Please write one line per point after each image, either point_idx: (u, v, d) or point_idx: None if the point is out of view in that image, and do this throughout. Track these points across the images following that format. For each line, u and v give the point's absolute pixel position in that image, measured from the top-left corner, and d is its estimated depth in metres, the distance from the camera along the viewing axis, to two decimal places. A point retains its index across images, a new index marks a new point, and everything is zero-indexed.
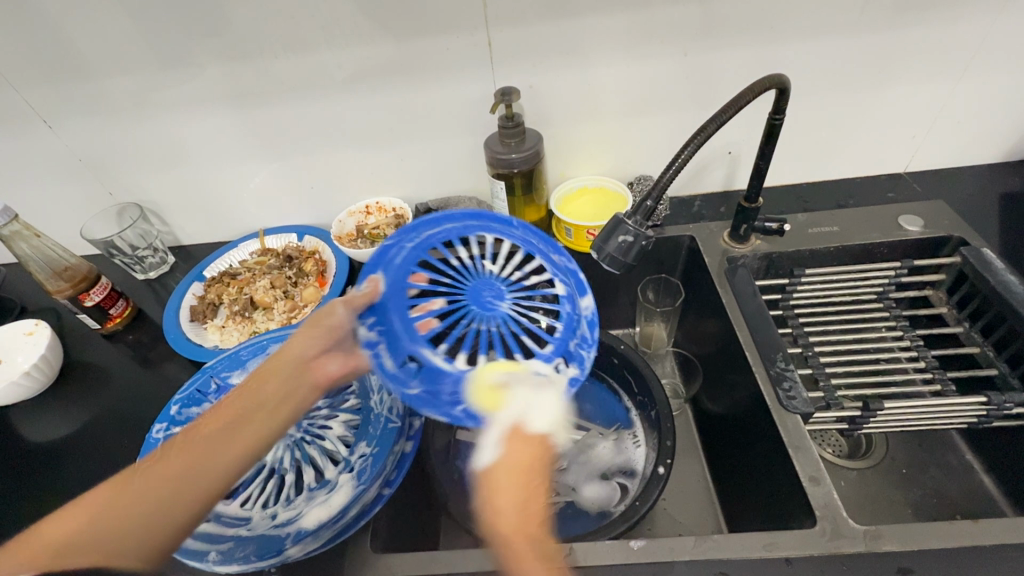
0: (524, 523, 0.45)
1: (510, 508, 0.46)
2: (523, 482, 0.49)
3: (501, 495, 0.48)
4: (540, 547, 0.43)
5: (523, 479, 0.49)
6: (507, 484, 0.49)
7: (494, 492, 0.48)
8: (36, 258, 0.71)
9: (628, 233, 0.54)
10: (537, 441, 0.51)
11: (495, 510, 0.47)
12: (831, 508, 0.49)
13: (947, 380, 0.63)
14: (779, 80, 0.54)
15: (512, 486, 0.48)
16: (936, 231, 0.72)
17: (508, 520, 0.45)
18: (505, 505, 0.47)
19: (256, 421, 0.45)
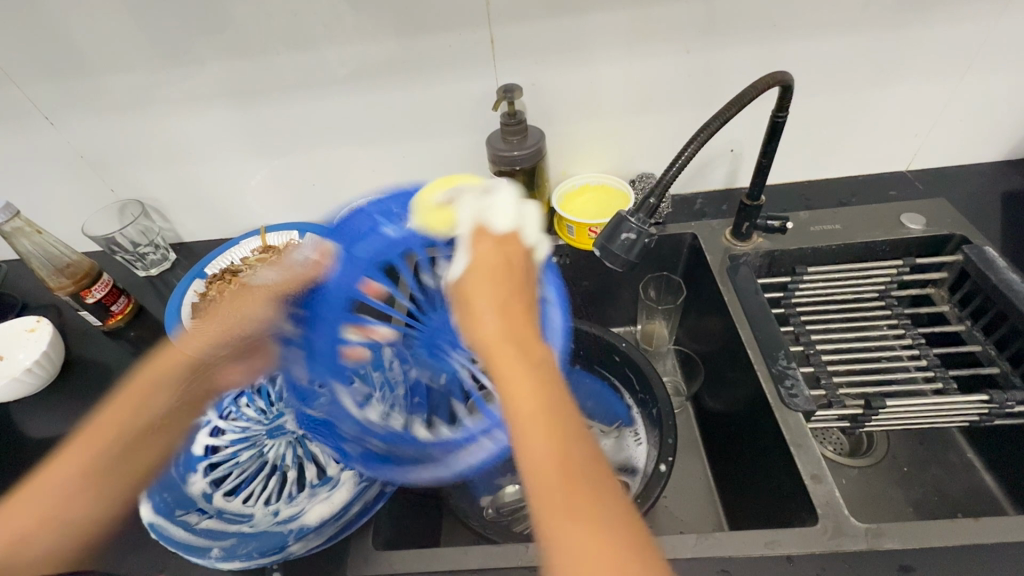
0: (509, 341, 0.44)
1: (496, 330, 0.45)
2: (510, 297, 0.47)
3: (489, 317, 0.46)
4: (548, 391, 0.41)
5: (495, 289, 0.48)
6: (488, 304, 0.47)
7: (472, 299, 0.47)
8: (38, 255, 0.72)
9: (631, 231, 0.54)
10: (496, 251, 0.51)
11: (491, 342, 0.44)
12: (833, 506, 0.49)
13: (948, 378, 0.64)
14: (782, 78, 0.54)
15: (491, 294, 0.47)
16: (939, 229, 0.72)
17: (502, 334, 0.44)
18: (485, 311, 0.46)
19: (127, 421, 0.52)
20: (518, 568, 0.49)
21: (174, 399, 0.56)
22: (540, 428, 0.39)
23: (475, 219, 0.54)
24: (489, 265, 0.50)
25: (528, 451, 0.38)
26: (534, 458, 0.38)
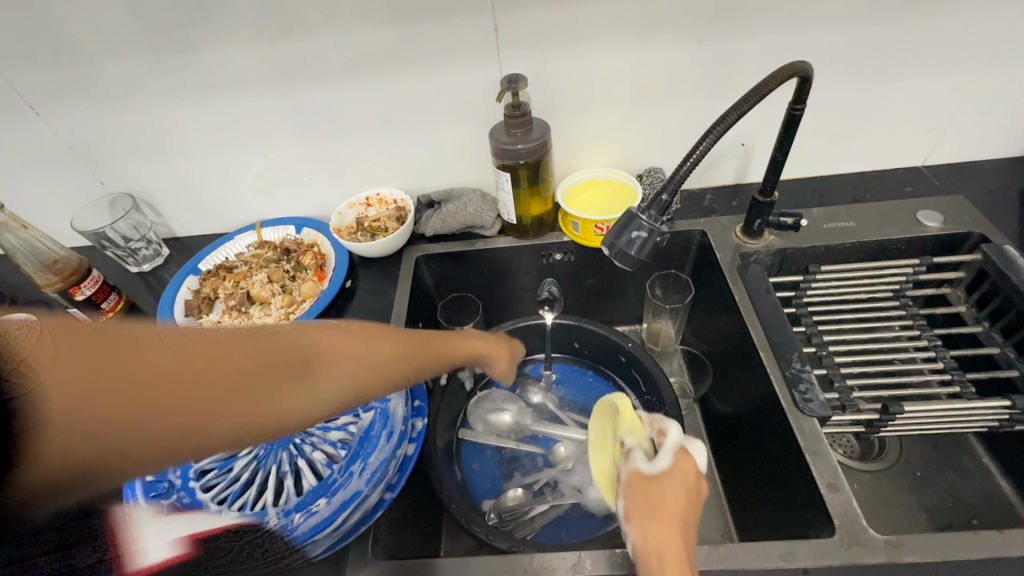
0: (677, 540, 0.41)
1: (666, 531, 0.41)
2: (686, 516, 0.43)
3: (650, 516, 0.42)
4: None
5: (687, 508, 0.43)
6: (656, 508, 0.43)
7: (656, 509, 0.43)
8: (25, 252, 0.70)
9: (642, 229, 0.51)
10: (696, 473, 0.45)
11: (656, 547, 0.41)
12: (850, 516, 0.48)
13: (966, 381, 0.61)
14: (801, 68, 0.52)
15: (672, 508, 0.43)
16: (956, 227, 0.70)
17: (670, 551, 0.40)
18: (665, 518, 0.42)
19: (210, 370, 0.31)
20: None
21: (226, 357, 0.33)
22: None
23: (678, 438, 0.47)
24: (686, 480, 0.44)
25: None
26: None
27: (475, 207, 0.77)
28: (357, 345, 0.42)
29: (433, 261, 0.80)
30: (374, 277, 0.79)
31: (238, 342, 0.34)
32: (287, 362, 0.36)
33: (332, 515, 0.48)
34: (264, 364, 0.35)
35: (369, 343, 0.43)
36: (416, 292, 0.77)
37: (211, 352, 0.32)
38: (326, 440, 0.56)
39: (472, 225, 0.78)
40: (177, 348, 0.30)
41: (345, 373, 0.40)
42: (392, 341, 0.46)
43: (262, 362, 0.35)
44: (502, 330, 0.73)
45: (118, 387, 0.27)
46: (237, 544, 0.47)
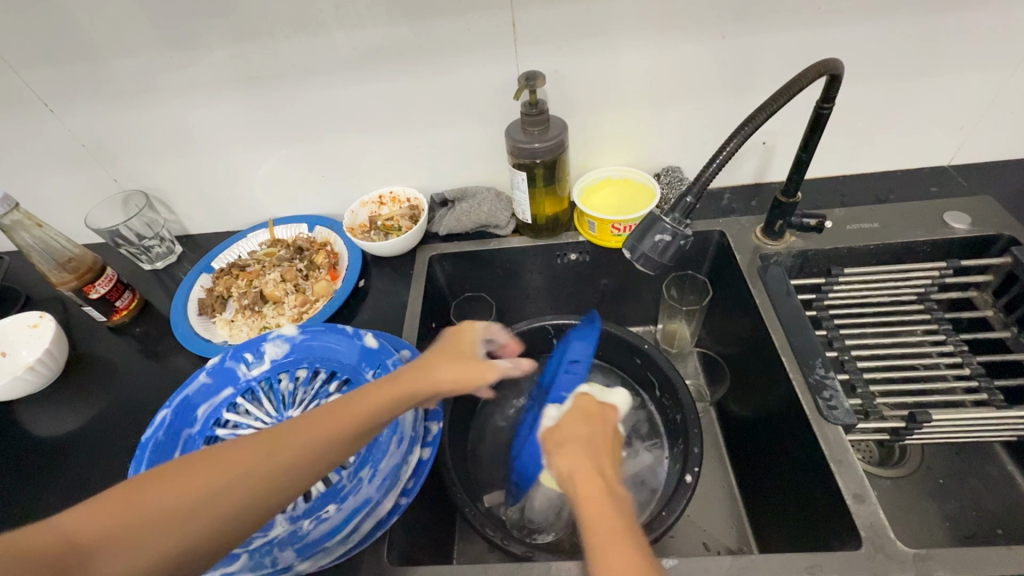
0: (604, 471, 0.44)
1: (579, 458, 0.45)
2: (594, 439, 0.48)
3: (565, 450, 0.46)
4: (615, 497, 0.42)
5: (593, 430, 0.49)
6: (582, 441, 0.47)
7: (571, 439, 0.47)
8: (39, 249, 0.68)
9: (665, 232, 0.50)
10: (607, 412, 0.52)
11: (571, 467, 0.44)
12: (877, 529, 0.46)
13: (994, 389, 0.60)
14: (831, 66, 0.50)
15: (582, 438, 0.47)
16: (984, 229, 0.67)
17: (583, 462, 0.44)
18: (582, 450, 0.46)
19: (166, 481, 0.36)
20: None
21: (199, 471, 0.37)
22: (608, 520, 0.39)
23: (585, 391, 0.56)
24: (586, 421, 0.50)
25: (591, 512, 0.40)
26: (596, 518, 0.40)
27: (490, 206, 0.77)
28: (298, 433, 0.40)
29: (446, 261, 0.79)
30: (387, 276, 0.78)
31: (211, 452, 0.38)
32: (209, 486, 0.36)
33: (343, 522, 0.46)
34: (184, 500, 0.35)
35: (321, 421, 0.41)
36: (429, 291, 0.77)
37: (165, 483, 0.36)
38: None
39: (487, 224, 0.77)
40: (114, 518, 0.34)
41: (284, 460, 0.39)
42: (353, 405, 0.42)
43: (185, 500, 0.36)
44: (514, 330, 0.72)
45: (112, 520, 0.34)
46: (247, 550, 0.46)
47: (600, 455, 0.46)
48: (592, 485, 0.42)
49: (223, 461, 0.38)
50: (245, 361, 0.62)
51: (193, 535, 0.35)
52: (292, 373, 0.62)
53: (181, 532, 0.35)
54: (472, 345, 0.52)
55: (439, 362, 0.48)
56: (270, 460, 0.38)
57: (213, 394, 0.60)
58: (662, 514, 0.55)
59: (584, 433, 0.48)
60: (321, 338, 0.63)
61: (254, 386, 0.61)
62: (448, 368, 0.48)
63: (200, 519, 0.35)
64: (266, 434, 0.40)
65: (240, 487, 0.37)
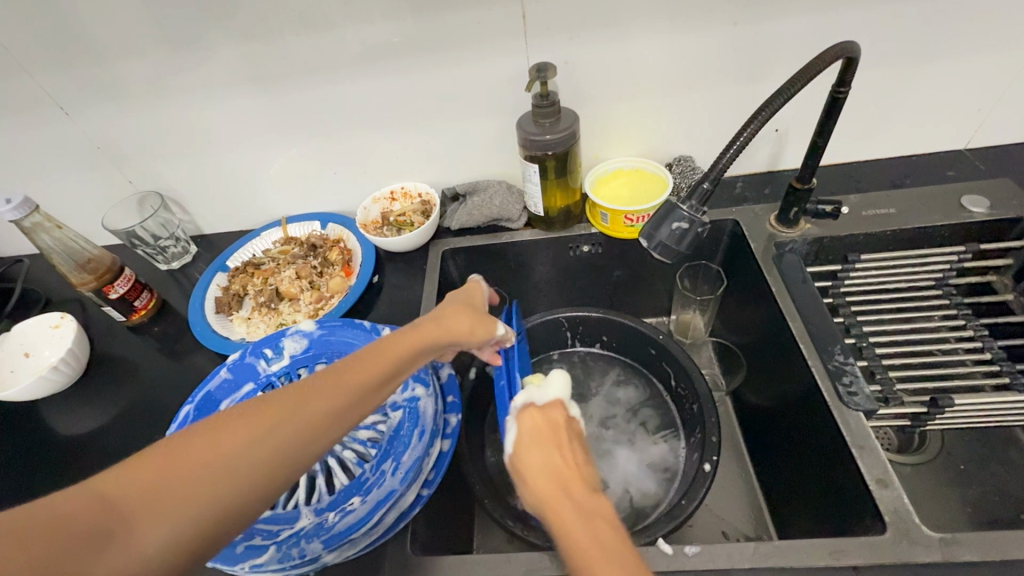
0: (567, 500, 0.41)
1: (545, 495, 0.42)
2: (552, 465, 0.43)
3: (533, 486, 0.43)
4: (593, 527, 0.38)
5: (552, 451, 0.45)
6: (540, 469, 0.43)
7: (528, 473, 0.43)
8: (60, 251, 0.69)
9: (682, 220, 0.50)
10: (557, 415, 0.48)
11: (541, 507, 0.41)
12: (902, 514, 0.46)
13: (1017, 373, 0.59)
14: (848, 49, 0.49)
15: (539, 466, 0.43)
16: (1003, 212, 0.66)
17: (548, 498, 0.41)
18: (542, 485, 0.42)
19: (196, 441, 0.35)
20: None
21: (231, 428, 0.36)
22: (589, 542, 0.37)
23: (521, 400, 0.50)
24: (538, 442, 0.45)
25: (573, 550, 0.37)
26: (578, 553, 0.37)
27: (501, 200, 0.77)
28: (326, 384, 0.40)
29: (459, 256, 0.79)
30: (401, 272, 0.79)
31: (236, 410, 0.37)
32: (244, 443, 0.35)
33: (368, 514, 0.47)
34: (218, 459, 0.34)
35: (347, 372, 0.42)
36: (443, 286, 0.77)
37: (192, 443, 0.35)
38: (355, 440, 0.56)
39: (498, 217, 0.77)
40: (146, 482, 0.32)
41: (319, 408, 0.39)
42: (376, 356, 0.44)
43: (219, 456, 0.34)
44: (528, 323, 0.72)
45: (142, 484, 0.32)
46: (275, 542, 0.46)
47: (563, 480, 0.42)
48: (567, 525, 0.39)
49: (254, 414, 0.37)
50: (265, 357, 0.62)
51: (239, 484, 0.34)
52: (311, 367, 0.62)
53: (225, 484, 0.34)
54: (474, 303, 0.56)
55: (454, 316, 0.51)
56: (307, 408, 0.38)
57: (234, 389, 0.61)
58: (682, 503, 0.55)
59: (541, 459, 0.44)
60: (338, 334, 0.63)
61: (274, 380, 0.61)
62: (459, 319, 0.51)
63: (241, 478, 0.35)
64: (294, 386, 0.39)
65: (279, 437, 0.37)
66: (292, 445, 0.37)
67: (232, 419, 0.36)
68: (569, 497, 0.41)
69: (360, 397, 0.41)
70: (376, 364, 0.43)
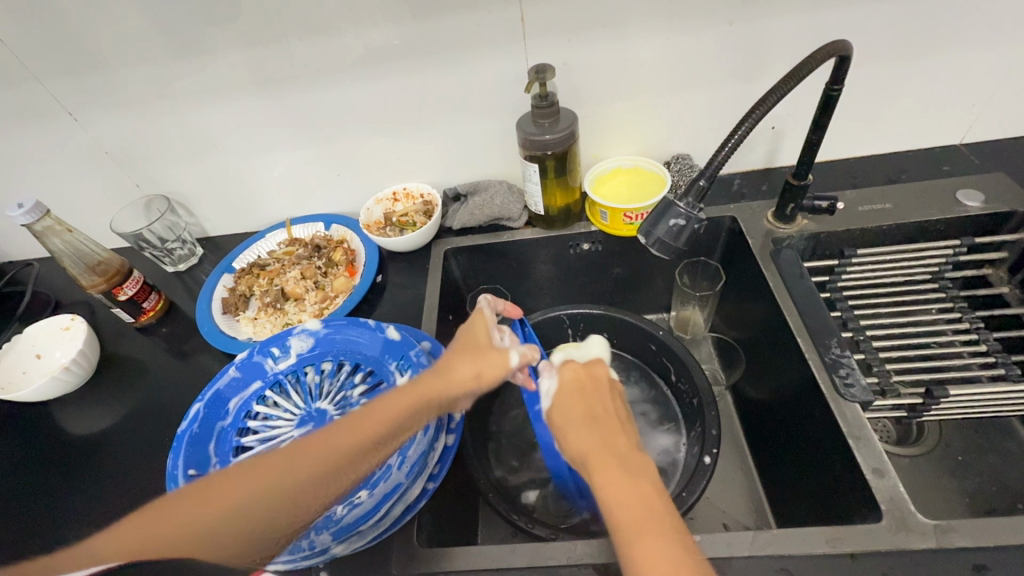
0: (607, 443, 0.44)
1: (585, 437, 0.44)
2: (592, 415, 0.46)
3: (573, 429, 0.46)
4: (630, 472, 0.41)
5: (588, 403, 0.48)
6: (586, 422, 0.46)
7: (567, 420, 0.46)
8: (70, 254, 0.71)
9: (679, 216, 0.51)
10: (606, 376, 0.51)
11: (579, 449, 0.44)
12: (898, 502, 0.47)
13: (1012, 364, 0.60)
14: (840, 47, 0.50)
15: (579, 413, 0.47)
16: (997, 206, 0.67)
17: (589, 439, 0.44)
18: (581, 430, 0.45)
19: (206, 493, 0.39)
20: (567, 565, 0.47)
21: (234, 484, 0.39)
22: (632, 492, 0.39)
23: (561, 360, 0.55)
24: (575, 393, 0.49)
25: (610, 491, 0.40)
26: (615, 495, 0.39)
27: (502, 200, 0.78)
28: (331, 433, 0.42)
29: (461, 255, 0.81)
30: (404, 271, 0.80)
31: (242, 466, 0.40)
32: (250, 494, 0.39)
33: (375, 506, 0.48)
34: (221, 512, 0.38)
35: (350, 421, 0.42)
36: (445, 285, 0.78)
37: (202, 494, 0.39)
38: None
39: (499, 217, 0.78)
40: (165, 521, 0.38)
41: (312, 471, 0.40)
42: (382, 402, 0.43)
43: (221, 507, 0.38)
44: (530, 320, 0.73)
45: (163, 522, 0.38)
46: None
47: (602, 428, 0.45)
48: (604, 467, 0.41)
49: (256, 471, 0.39)
50: (272, 356, 0.63)
51: (238, 530, 0.39)
52: (318, 366, 0.64)
53: (226, 528, 0.38)
54: (488, 339, 0.51)
55: (463, 361, 0.48)
56: (302, 471, 0.40)
57: (243, 387, 0.62)
58: (682, 494, 0.56)
59: (580, 409, 0.47)
60: (343, 332, 0.65)
61: (283, 379, 0.63)
62: (468, 366, 0.48)
63: (240, 524, 0.39)
64: (294, 445, 0.41)
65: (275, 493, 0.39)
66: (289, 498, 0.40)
67: (236, 475, 0.39)
68: (609, 441, 0.44)
69: (362, 448, 0.42)
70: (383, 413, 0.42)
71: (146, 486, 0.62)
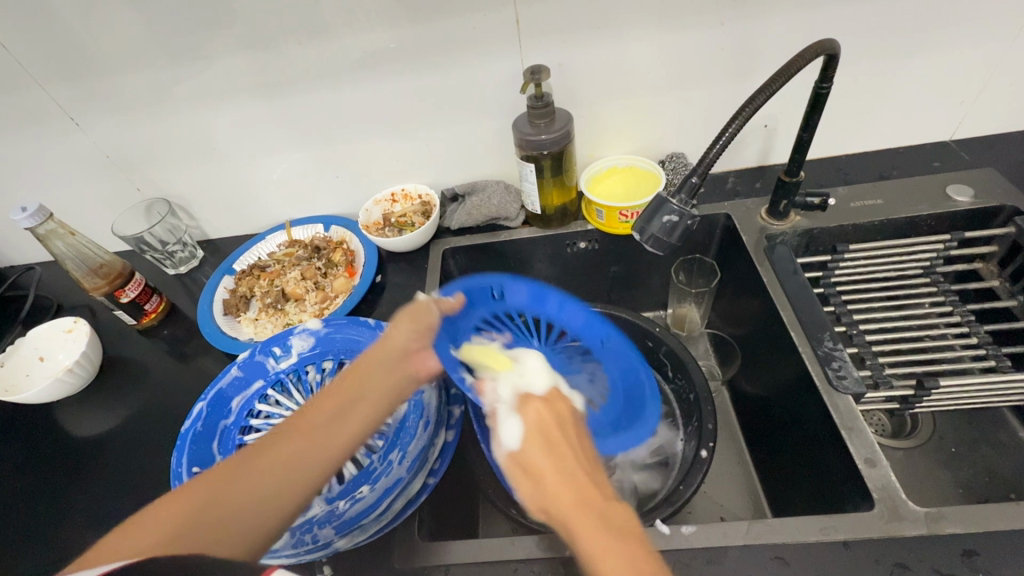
0: (560, 473, 0.43)
1: (544, 477, 0.43)
2: (542, 444, 0.45)
3: (543, 467, 0.44)
4: (600, 506, 0.41)
5: (545, 434, 0.46)
6: (542, 453, 0.44)
7: (524, 458, 0.44)
8: (73, 257, 0.72)
9: (673, 213, 0.52)
10: (551, 408, 0.49)
11: (541, 493, 0.43)
12: (889, 490, 0.48)
13: (1002, 356, 0.61)
14: (828, 46, 0.51)
15: (540, 444, 0.45)
16: (987, 201, 0.68)
17: (548, 475, 0.43)
18: (537, 462, 0.44)
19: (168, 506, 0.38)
20: (567, 557, 0.47)
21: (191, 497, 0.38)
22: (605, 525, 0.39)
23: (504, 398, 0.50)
24: (533, 427, 0.46)
25: (584, 530, 0.39)
26: (591, 535, 0.39)
27: (499, 199, 0.79)
28: (286, 436, 0.44)
29: (459, 255, 0.82)
30: (403, 272, 0.81)
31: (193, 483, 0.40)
32: (228, 482, 0.40)
33: (377, 500, 0.49)
34: (181, 511, 0.37)
35: (300, 422, 0.45)
36: (444, 285, 0.79)
37: (156, 515, 0.37)
38: None
39: (497, 216, 0.79)
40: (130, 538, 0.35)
41: (264, 462, 0.42)
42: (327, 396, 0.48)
43: (181, 512, 0.37)
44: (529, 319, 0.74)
45: (125, 541, 0.35)
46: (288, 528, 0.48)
47: (560, 456, 0.44)
48: (574, 513, 0.40)
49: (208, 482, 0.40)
50: (273, 356, 0.64)
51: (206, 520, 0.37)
52: (319, 364, 0.65)
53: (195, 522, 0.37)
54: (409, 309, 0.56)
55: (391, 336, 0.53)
56: (252, 464, 0.41)
57: (245, 386, 0.63)
58: (680, 488, 0.56)
59: (541, 441, 0.45)
60: (343, 332, 0.65)
61: (284, 378, 0.64)
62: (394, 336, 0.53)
63: (206, 515, 0.38)
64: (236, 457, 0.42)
65: (231, 488, 0.39)
66: (249, 487, 0.40)
67: (188, 490, 0.39)
68: (562, 470, 0.43)
69: (320, 428, 0.45)
70: (324, 406, 0.47)
71: (149, 486, 0.63)
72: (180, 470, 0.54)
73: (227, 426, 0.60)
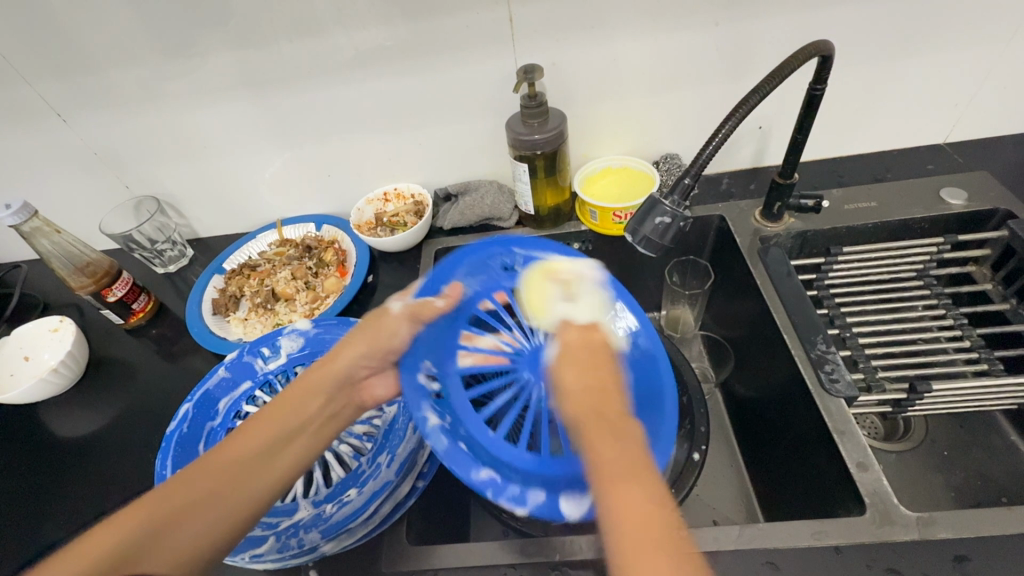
0: (604, 416, 0.41)
1: (593, 406, 0.42)
2: (601, 374, 0.45)
3: (583, 397, 0.43)
4: (639, 460, 0.37)
5: (598, 364, 0.46)
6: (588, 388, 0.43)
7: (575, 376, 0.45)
8: (59, 255, 0.71)
9: (665, 214, 0.51)
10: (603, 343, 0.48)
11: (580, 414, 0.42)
12: (881, 495, 0.48)
13: (994, 359, 0.61)
14: (822, 47, 0.51)
15: (598, 370, 0.45)
16: (980, 204, 0.68)
17: (590, 410, 0.41)
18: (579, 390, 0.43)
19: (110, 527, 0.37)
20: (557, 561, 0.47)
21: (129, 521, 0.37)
22: (645, 489, 0.35)
23: (562, 316, 0.51)
24: (581, 353, 0.47)
25: (606, 467, 0.37)
26: (610, 472, 0.36)
27: (492, 199, 0.78)
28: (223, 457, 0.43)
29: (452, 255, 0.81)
30: (395, 272, 0.80)
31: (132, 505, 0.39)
32: (165, 505, 0.39)
33: (365, 504, 0.48)
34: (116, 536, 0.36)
35: (239, 441, 0.45)
36: None
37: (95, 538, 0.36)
38: (350, 437, 0.58)
39: (490, 216, 0.79)
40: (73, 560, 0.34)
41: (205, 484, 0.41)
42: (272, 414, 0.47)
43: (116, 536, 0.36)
44: None
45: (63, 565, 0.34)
46: (274, 533, 0.48)
47: (609, 403, 0.42)
48: (606, 455, 0.38)
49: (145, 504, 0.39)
50: (262, 357, 0.63)
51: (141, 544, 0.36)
52: (308, 365, 0.64)
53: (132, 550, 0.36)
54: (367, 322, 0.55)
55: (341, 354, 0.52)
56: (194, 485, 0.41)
57: (233, 387, 0.62)
58: (672, 491, 0.56)
59: (585, 377, 0.44)
60: (332, 332, 0.65)
61: (272, 379, 0.63)
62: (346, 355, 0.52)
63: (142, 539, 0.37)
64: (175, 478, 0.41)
65: (166, 510, 0.39)
66: (185, 511, 0.39)
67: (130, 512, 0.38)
68: (607, 415, 0.41)
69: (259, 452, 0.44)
70: (265, 427, 0.46)
71: (134, 488, 0.62)
72: (165, 472, 0.54)
73: (213, 427, 0.59)
